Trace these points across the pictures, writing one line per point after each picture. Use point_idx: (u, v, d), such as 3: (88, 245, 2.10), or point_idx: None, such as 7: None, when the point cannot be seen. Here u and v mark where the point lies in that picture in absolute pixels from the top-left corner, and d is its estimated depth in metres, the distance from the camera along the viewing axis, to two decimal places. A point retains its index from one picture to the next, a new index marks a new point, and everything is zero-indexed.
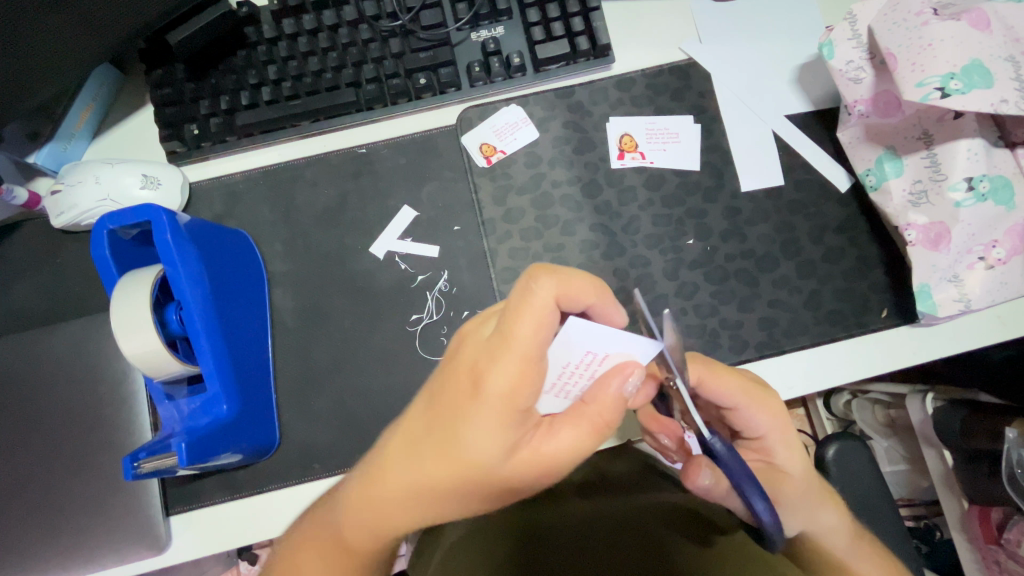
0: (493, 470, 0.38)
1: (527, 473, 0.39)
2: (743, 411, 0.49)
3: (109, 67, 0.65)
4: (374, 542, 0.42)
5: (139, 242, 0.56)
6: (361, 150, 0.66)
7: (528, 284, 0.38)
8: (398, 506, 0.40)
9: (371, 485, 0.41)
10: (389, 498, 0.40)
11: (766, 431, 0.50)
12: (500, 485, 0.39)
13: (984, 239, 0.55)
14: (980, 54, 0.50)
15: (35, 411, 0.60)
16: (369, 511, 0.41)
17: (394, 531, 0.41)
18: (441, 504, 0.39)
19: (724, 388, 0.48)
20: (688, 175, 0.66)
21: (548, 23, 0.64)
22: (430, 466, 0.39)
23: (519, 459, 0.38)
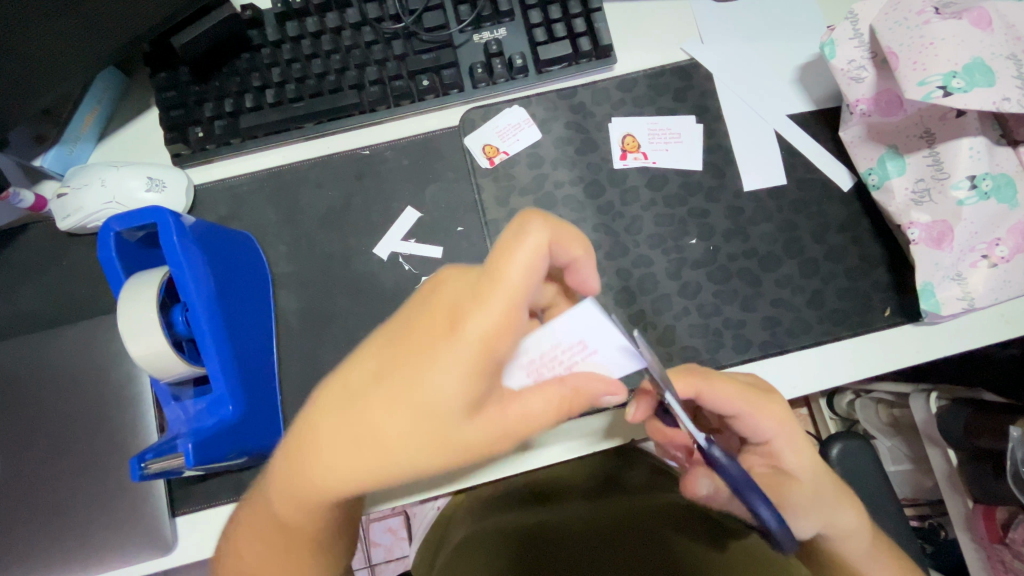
0: (455, 428, 0.34)
1: (491, 437, 0.35)
2: (747, 418, 0.48)
3: (114, 71, 0.66)
4: (310, 506, 0.36)
5: (144, 244, 0.56)
6: (364, 151, 0.67)
7: (522, 224, 0.35)
8: (338, 462, 0.33)
9: (309, 434, 0.34)
10: (329, 451, 0.34)
11: (772, 435, 0.48)
12: (460, 447, 0.34)
13: (987, 237, 0.55)
14: (982, 52, 0.50)
15: (42, 412, 0.60)
16: (305, 469, 0.34)
17: (330, 496, 0.35)
18: (389, 467, 0.34)
19: (723, 393, 0.47)
20: (690, 175, 0.66)
21: (550, 25, 0.65)
22: (387, 415, 0.33)
23: (484, 419, 0.34)
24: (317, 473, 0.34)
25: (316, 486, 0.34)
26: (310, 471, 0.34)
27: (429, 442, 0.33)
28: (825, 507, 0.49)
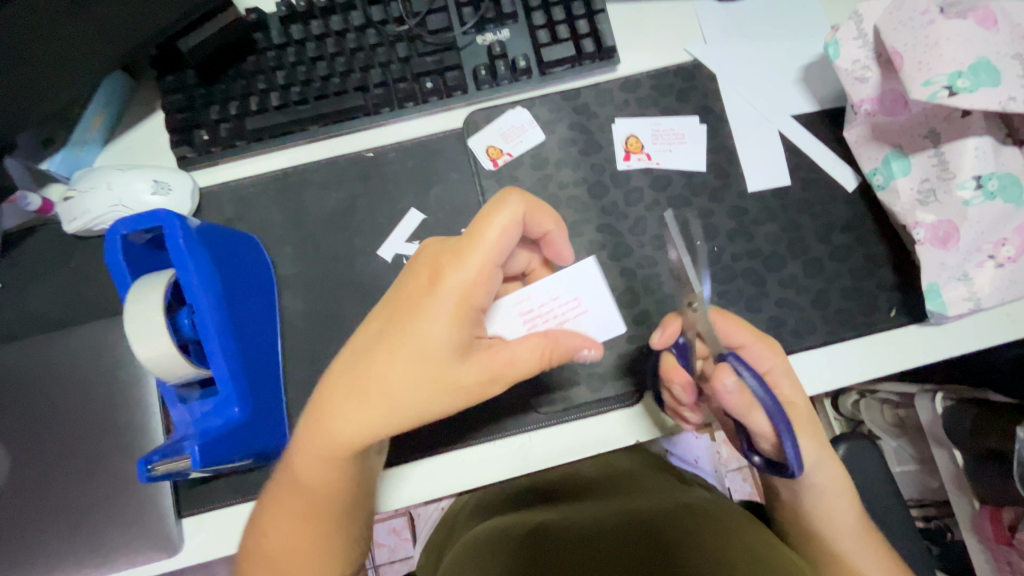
0: (447, 364, 0.42)
1: (478, 371, 0.43)
2: (751, 348, 0.52)
3: (120, 73, 0.65)
4: (329, 455, 0.42)
5: (152, 246, 0.56)
6: (368, 153, 0.67)
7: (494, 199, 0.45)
8: (358, 405, 0.41)
9: (329, 390, 0.42)
10: (349, 398, 0.41)
11: (770, 367, 0.52)
12: (453, 382, 0.42)
13: (993, 237, 0.55)
14: (987, 52, 0.50)
15: (49, 414, 0.61)
16: (325, 417, 0.41)
17: (345, 443, 0.41)
18: (395, 407, 0.41)
19: (731, 324, 0.52)
20: (694, 176, 0.66)
21: (554, 26, 0.65)
22: (390, 364, 0.41)
23: (471, 355, 0.42)
24: (339, 420, 0.41)
25: (340, 432, 0.41)
26: (332, 418, 0.41)
27: (429, 380, 0.41)
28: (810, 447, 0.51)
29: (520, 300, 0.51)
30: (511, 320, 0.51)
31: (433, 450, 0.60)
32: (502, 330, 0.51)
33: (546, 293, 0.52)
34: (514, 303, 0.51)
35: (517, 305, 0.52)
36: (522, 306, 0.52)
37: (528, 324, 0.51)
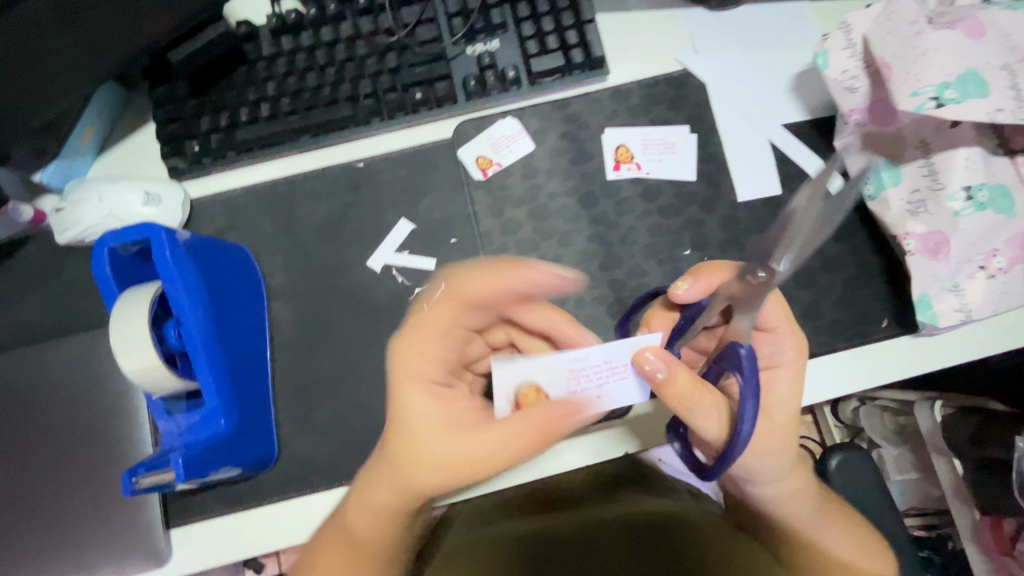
0: (446, 446, 0.42)
1: (479, 447, 0.41)
2: (775, 337, 0.50)
3: (115, 86, 0.66)
4: (375, 523, 0.46)
5: (140, 258, 0.56)
6: (358, 163, 0.67)
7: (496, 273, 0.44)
8: (383, 485, 0.45)
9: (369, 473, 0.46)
10: (375, 483, 0.45)
11: (782, 365, 0.49)
12: (460, 460, 0.41)
13: (985, 247, 0.54)
14: (976, 62, 0.50)
15: (40, 425, 0.61)
16: (369, 499, 0.46)
17: (390, 513, 0.45)
18: (418, 484, 0.43)
19: (773, 305, 0.50)
20: (684, 186, 0.65)
21: (543, 37, 0.65)
22: (399, 453, 0.43)
23: (463, 434, 0.42)
24: (373, 499, 0.45)
25: (376, 507, 0.45)
26: (368, 498, 0.45)
27: (422, 461, 0.42)
28: (781, 456, 0.49)
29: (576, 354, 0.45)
30: (555, 371, 0.45)
31: None
32: (540, 376, 0.45)
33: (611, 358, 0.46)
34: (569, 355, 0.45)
35: (571, 356, 0.45)
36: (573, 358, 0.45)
37: (572, 378, 0.45)
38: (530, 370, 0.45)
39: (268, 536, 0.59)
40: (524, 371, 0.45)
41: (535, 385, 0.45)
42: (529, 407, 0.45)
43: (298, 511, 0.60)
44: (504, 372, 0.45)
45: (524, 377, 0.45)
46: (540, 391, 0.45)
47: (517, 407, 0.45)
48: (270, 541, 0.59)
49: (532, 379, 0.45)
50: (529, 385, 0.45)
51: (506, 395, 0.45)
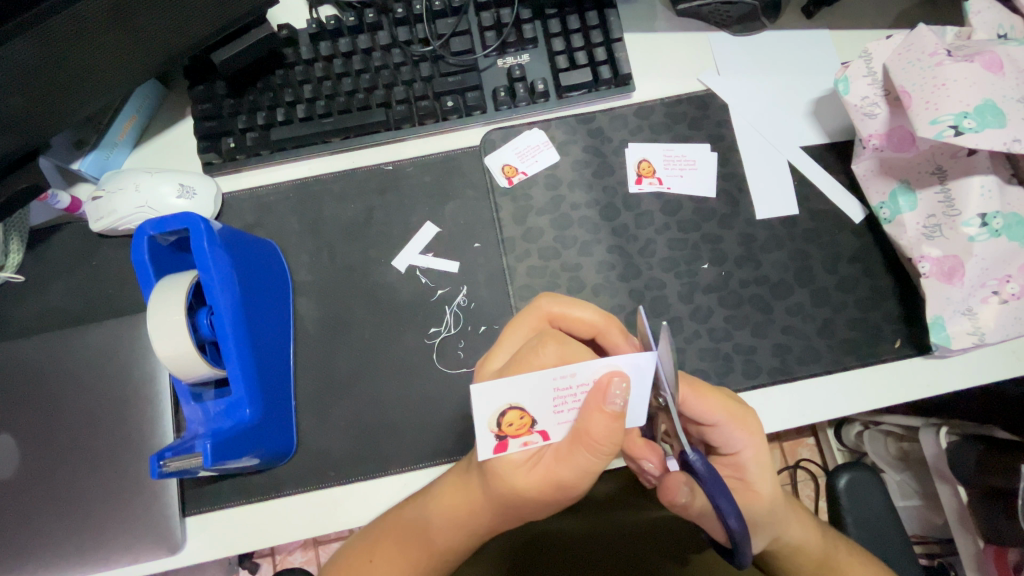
0: (541, 483, 0.45)
1: (567, 483, 0.45)
2: (724, 429, 0.52)
3: (154, 82, 0.68)
4: (452, 540, 0.51)
5: (175, 247, 0.58)
6: (387, 166, 0.69)
7: (566, 307, 0.53)
8: (471, 506, 0.50)
9: (457, 494, 0.51)
10: (460, 506, 0.50)
11: (742, 447, 0.53)
12: (553, 490, 0.45)
13: (998, 273, 0.56)
14: (993, 95, 0.51)
15: (62, 409, 0.62)
16: (454, 518, 0.50)
17: (474, 528, 0.50)
18: (515, 508, 0.48)
19: (709, 402, 0.51)
20: (704, 201, 0.67)
21: (572, 53, 0.67)
22: (496, 483, 0.46)
23: (552, 472, 0.45)
24: (458, 516, 0.50)
25: (462, 515, 0.50)
26: (451, 514, 0.50)
27: (510, 484, 0.45)
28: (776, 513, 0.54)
29: (562, 375, 0.43)
30: (538, 390, 0.43)
31: (430, 459, 0.61)
32: (523, 403, 0.43)
33: (595, 374, 0.43)
34: (555, 376, 0.42)
35: (555, 379, 0.43)
36: (558, 378, 0.43)
37: (555, 400, 0.44)
38: (511, 397, 0.42)
39: (280, 528, 0.60)
40: (508, 397, 0.42)
41: (518, 411, 0.43)
42: (511, 433, 0.44)
43: (311, 505, 0.61)
44: (487, 399, 0.42)
45: (506, 404, 0.43)
46: (523, 416, 0.44)
47: (501, 434, 0.44)
48: (282, 533, 0.60)
49: (513, 406, 0.43)
50: (512, 414, 0.43)
51: (489, 420, 0.43)
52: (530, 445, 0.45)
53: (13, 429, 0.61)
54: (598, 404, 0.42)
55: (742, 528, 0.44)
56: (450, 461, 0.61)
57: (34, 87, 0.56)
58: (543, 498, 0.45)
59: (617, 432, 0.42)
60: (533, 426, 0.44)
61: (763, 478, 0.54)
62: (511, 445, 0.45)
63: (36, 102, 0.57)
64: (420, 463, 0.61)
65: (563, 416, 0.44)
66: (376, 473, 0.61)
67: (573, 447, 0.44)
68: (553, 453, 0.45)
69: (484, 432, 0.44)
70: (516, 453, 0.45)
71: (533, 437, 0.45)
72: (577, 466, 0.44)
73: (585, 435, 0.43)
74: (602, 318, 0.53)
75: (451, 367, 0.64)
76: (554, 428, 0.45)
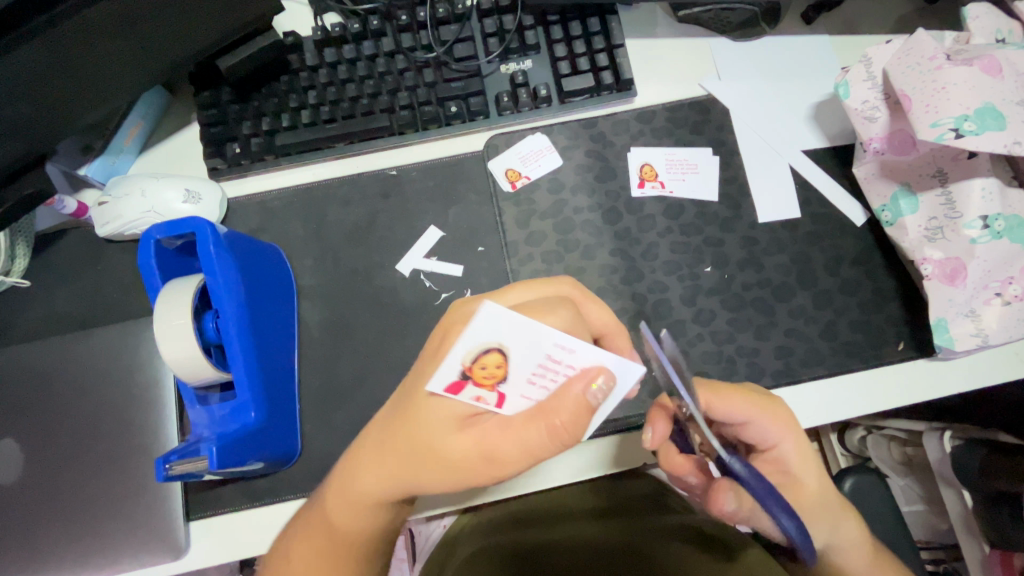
0: (467, 439, 0.42)
1: (494, 449, 0.42)
2: (758, 424, 0.51)
3: (160, 88, 0.69)
4: (349, 508, 0.47)
5: (181, 251, 0.59)
6: (390, 171, 0.69)
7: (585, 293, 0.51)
8: (369, 466, 0.46)
9: (359, 453, 0.47)
10: (365, 460, 0.46)
11: (778, 441, 0.51)
12: (477, 454, 0.42)
13: (1000, 275, 0.56)
14: (993, 98, 0.52)
15: (67, 412, 0.62)
16: (354, 474, 0.47)
17: (370, 492, 0.46)
18: (423, 469, 0.44)
19: (737, 400, 0.50)
20: (705, 205, 0.68)
21: (574, 58, 0.68)
22: (418, 431, 0.44)
23: (485, 432, 0.42)
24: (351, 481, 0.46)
25: (362, 478, 0.46)
26: (348, 473, 0.47)
27: (434, 433, 0.43)
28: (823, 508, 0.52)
29: (562, 345, 0.42)
30: (531, 347, 0.43)
31: None
32: (510, 350, 0.43)
33: (588, 362, 0.42)
34: (555, 342, 0.42)
35: (553, 345, 0.42)
36: (557, 347, 0.42)
37: (537, 368, 0.43)
38: (505, 338, 0.42)
39: (284, 532, 0.60)
40: (499, 336, 0.42)
41: (499, 357, 0.43)
42: (476, 377, 0.43)
43: None
44: (483, 325, 0.43)
45: (494, 343, 0.43)
46: (499, 366, 0.43)
47: (466, 373, 0.43)
48: None
49: (499, 348, 0.43)
50: (492, 356, 0.43)
51: (467, 351, 0.43)
52: (482, 403, 0.44)
53: (17, 433, 0.61)
54: (572, 390, 0.41)
55: (801, 533, 0.43)
56: None
57: (42, 93, 0.56)
58: (461, 460, 0.42)
59: (580, 425, 0.41)
60: (497, 384, 0.43)
61: (806, 470, 0.52)
62: (466, 390, 0.43)
63: (44, 107, 0.58)
64: None
65: (531, 388, 0.43)
66: None
67: (526, 419, 0.42)
68: (498, 420, 0.43)
69: (453, 363, 0.44)
70: (463, 403, 0.44)
71: (489, 396, 0.43)
72: (516, 439, 0.41)
73: (546, 411, 0.41)
74: (612, 323, 0.51)
75: None
76: (513, 397, 0.43)
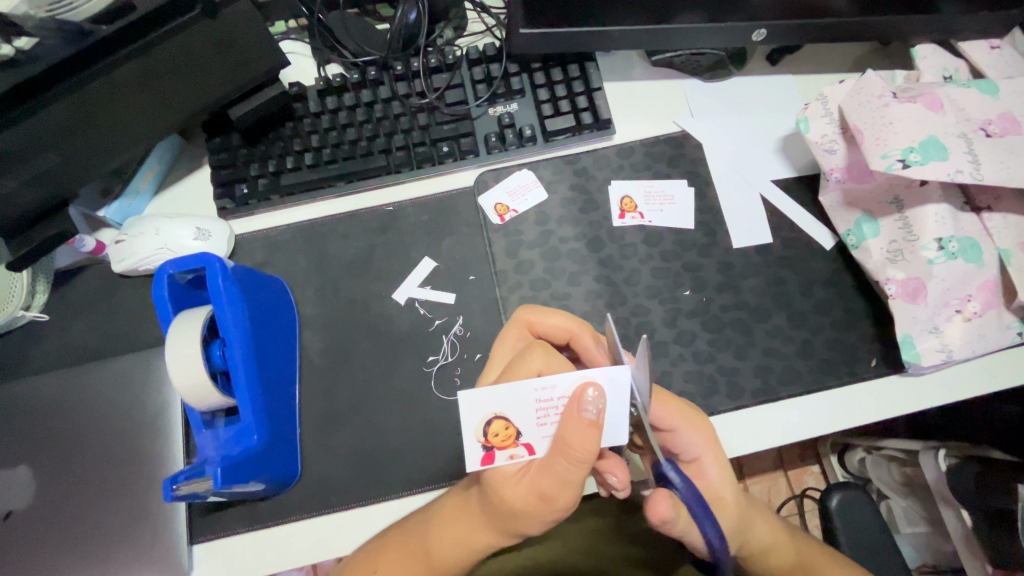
0: (521, 488, 0.46)
1: (542, 488, 0.45)
2: (682, 434, 0.55)
3: (174, 136, 0.75)
4: (457, 559, 0.52)
5: (191, 285, 0.63)
6: (388, 208, 0.74)
7: (546, 314, 0.56)
8: (468, 526, 0.52)
9: (457, 513, 0.53)
10: (459, 522, 0.52)
11: (701, 453, 0.56)
12: (534, 497, 0.46)
13: (960, 293, 0.60)
14: (936, 131, 0.57)
15: (79, 439, 0.65)
16: (455, 532, 0.52)
17: (477, 547, 0.52)
18: (512, 526, 0.48)
19: (669, 410, 0.54)
20: (683, 232, 0.72)
21: (556, 102, 0.74)
22: (489, 496, 0.48)
23: (531, 478, 0.46)
24: (458, 539, 0.51)
25: (468, 540, 0.51)
26: (454, 533, 0.52)
27: (498, 496, 0.47)
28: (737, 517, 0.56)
29: (542, 385, 0.47)
30: (521, 401, 0.47)
31: (430, 484, 0.64)
32: (507, 412, 0.47)
33: (570, 385, 0.47)
34: (535, 387, 0.47)
35: (536, 390, 0.47)
36: (539, 389, 0.47)
37: (537, 413, 0.47)
38: (496, 405, 0.47)
39: (285, 554, 0.62)
40: (491, 406, 0.47)
41: (503, 421, 0.47)
42: (498, 444, 0.47)
43: (317, 532, 0.63)
44: (473, 406, 0.47)
45: (491, 413, 0.47)
46: (508, 427, 0.47)
47: (488, 445, 0.47)
48: (287, 560, 0.62)
49: (498, 415, 0.47)
50: (497, 423, 0.47)
51: (475, 431, 0.47)
52: (517, 458, 0.47)
53: (31, 461, 0.64)
54: (572, 415, 0.45)
55: (721, 540, 0.48)
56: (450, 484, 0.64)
57: (69, 143, 0.62)
58: (529, 511, 0.46)
59: (593, 438, 0.44)
60: (517, 438, 0.47)
61: (725, 483, 0.56)
62: (498, 456, 0.47)
63: (70, 156, 0.63)
64: (421, 486, 0.64)
65: (546, 429, 0.47)
66: (377, 499, 0.63)
67: (553, 457, 0.45)
68: (538, 463, 0.46)
69: (472, 442, 0.47)
70: (504, 466, 0.47)
71: (519, 451, 0.47)
72: (557, 475, 0.45)
73: (564, 443, 0.44)
74: (575, 323, 0.56)
75: (449, 394, 0.67)
76: (537, 441, 0.47)
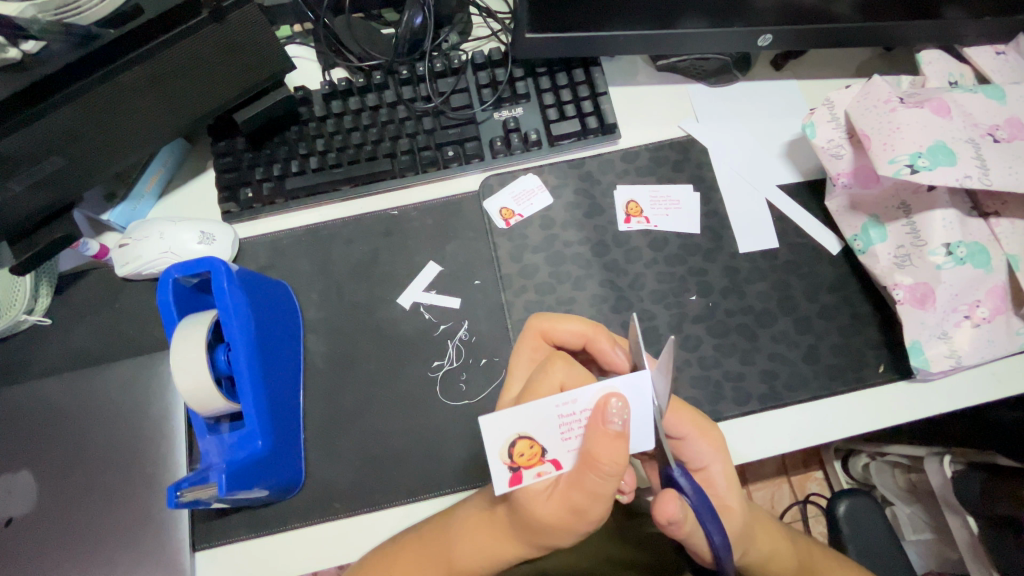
0: (552, 504, 0.47)
1: (575, 504, 0.46)
2: (691, 442, 0.55)
3: (180, 140, 0.75)
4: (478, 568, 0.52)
5: (196, 289, 0.63)
6: (393, 212, 0.74)
7: (559, 320, 0.56)
8: (492, 535, 0.52)
9: (480, 521, 0.53)
10: (483, 532, 0.52)
11: (709, 462, 0.55)
12: (565, 512, 0.46)
13: (968, 299, 0.59)
14: (943, 136, 0.57)
15: (81, 444, 0.64)
16: (479, 542, 0.52)
17: (499, 558, 0.52)
18: (538, 536, 0.49)
19: (679, 417, 0.54)
20: (688, 237, 0.72)
21: (562, 106, 0.73)
22: (518, 508, 0.48)
23: (562, 494, 0.46)
24: (481, 548, 0.52)
25: (492, 550, 0.52)
26: (477, 542, 0.52)
27: (528, 511, 0.47)
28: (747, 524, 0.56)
29: (563, 401, 0.46)
30: (543, 418, 0.46)
31: (434, 489, 0.63)
32: (531, 432, 0.46)
33: (593, 398, 0.46)
34: (556, 403, 0.46)
35: (558, 406, 0.46)
36: (560, 405, 0.46)
37: (561, 428, 0.46)
38: (520, 426, 0.45)
39: (289, 560, 0.62)
40: (516, 427, 0.45)
41: (528, 440, 0.46)
42: (524, 463, 0.46)
43: (321, 538, 0.62)
44: (498, 429, 0.45)
45: (515, 434, 0.46)
46: (533, 446, 0.46)
47: (514, 465, 0.46)
48: (290, 566, 0.62)
49: (522, 435, 0.46)
50: (522, 443, 0.46)
51: (500, 452, 0.46)
52: (545, 475, 0.47)
53: (33, 465, 0.64)
54: (598, 429, 0.44)
55: (725, 545, 0.47)
56: (455, 490, 0.63)
57: (75, 148, 0.62)
58: (561, 524, 0.47)
59: (622, 451, 0.43)
60: (543, 455, 0.46)
61: (731, 492, 0.55)
62: (525, 476, 0.46)
63: (76, 160, 0.63)
64: (425, 492, 0.63)
65: (571, 443, 0.46)
66: (382, 505, 0.63)
67: (582, 473, 0.45)
68: (567, 479, 0.46)
69: (498, 465, 0.46)
70: (533, 484, 0.47)
71: (546, 467, 0.46)
72: (587, 491, 0.45)
73: (593, 460, 0.44)
74: (590, 327, 0.55)
75: (454, 399, 0.66)
76: (564, 456, 0.46)
